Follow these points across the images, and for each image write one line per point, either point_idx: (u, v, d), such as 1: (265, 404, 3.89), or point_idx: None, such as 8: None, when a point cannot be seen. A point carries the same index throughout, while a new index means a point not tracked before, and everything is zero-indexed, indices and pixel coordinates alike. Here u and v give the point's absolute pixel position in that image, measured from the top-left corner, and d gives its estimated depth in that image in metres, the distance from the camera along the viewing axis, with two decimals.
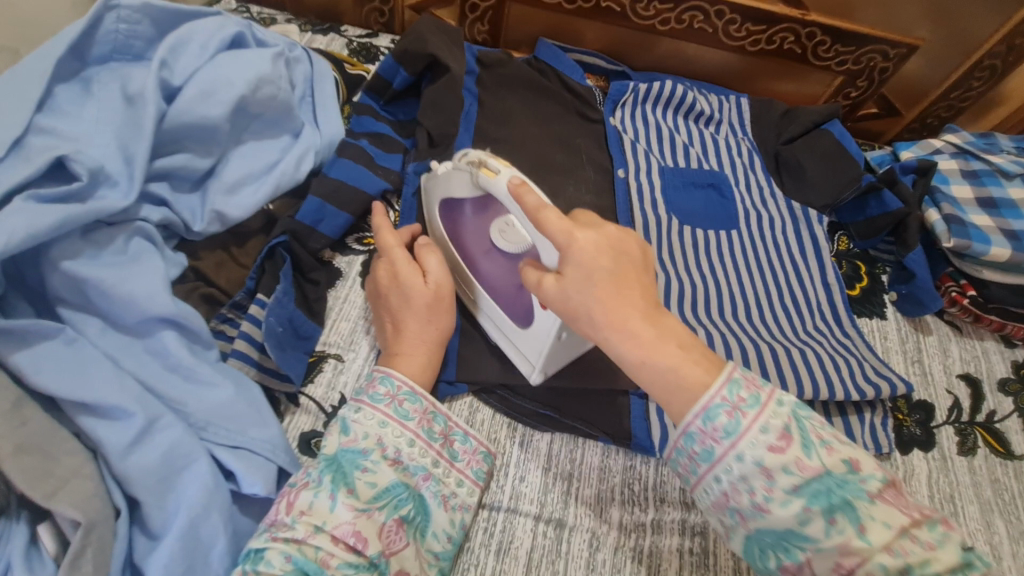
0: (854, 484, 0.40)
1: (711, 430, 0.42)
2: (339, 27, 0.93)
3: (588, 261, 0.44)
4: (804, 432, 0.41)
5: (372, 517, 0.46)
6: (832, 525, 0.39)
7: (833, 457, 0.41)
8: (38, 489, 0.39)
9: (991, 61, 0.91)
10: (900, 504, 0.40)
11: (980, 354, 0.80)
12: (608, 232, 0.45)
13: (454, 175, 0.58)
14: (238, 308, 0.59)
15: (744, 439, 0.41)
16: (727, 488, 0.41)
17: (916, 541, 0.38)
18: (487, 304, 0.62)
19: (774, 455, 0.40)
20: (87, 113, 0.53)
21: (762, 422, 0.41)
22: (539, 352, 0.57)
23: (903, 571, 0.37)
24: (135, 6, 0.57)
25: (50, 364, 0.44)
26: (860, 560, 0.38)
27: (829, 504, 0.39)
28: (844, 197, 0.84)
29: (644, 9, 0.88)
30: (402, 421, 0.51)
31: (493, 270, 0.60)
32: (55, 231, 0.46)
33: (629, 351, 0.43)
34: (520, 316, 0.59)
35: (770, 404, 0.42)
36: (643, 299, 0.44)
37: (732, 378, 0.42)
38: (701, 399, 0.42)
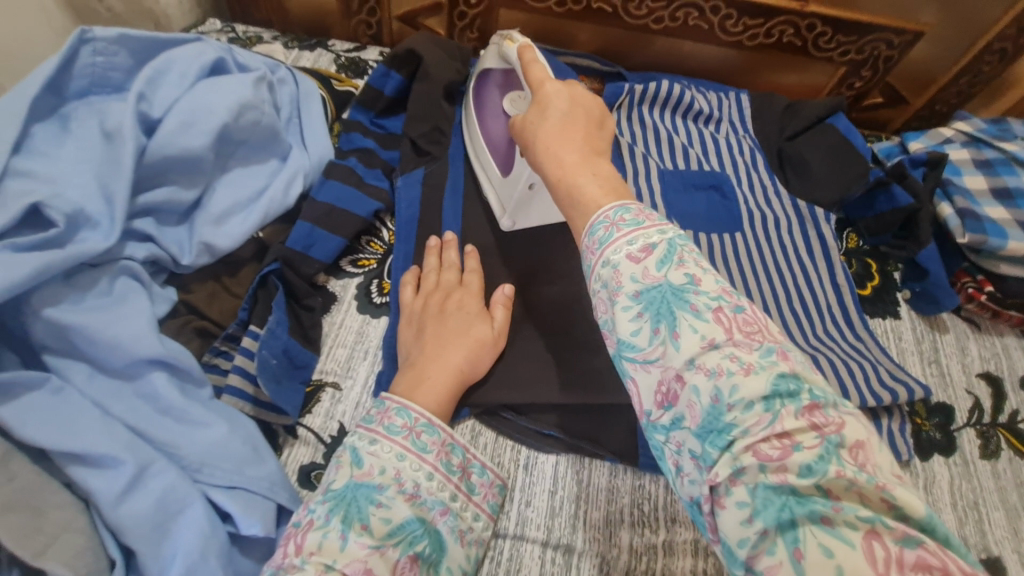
0: (690, 298, 0.37)
1: (590, 243, 0.41)
2: (327, 41, 0.92)
3: (546, 101, 0.52)
4: (669, 251, 0.39)
5: (385, 554, 0.44)
6: (654, 334, 0.37)
7: (680, 273, 0.38)
8: (27, 548, 0.39)
9: (1001, 45, 0.87)
10: (737, 327, 0.36)
11: (1000, 352, 0.77)
12: (575, 90, 0.52)
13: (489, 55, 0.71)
14: (231, 340, 0.58)
15: (611, 247, 0.40)
16: (595, 298, 0.41)
17: (732, 360, 0.34)
18: (482, 158, 0.71)
19: (629, 264, 0.39)
20: (66, 152, 0.52)
21: (632, 236, 0.40)
22: (511, 197, 0.67)
23: (710, 390, 0.34)
24: (110, 38, 0.55)
25: (37, 416, 0.43)
26: (675, 374, 0.35)
27: (658, 313, 0.37)
28: (852, 193, 0.81)
29: (636, 9, 0.85)
30: (420, 453, 0.50)
31: (495, 130, 0.70)
32: (33, 279, 0.45)
33: (551, 172, 0.47)
34: (505, 167, 0.68)
35: (649, 227, 0.40)
36: (582, 139, 0.48)
37: (624, 205, 0.42)
38: (590, 218, 0.42)
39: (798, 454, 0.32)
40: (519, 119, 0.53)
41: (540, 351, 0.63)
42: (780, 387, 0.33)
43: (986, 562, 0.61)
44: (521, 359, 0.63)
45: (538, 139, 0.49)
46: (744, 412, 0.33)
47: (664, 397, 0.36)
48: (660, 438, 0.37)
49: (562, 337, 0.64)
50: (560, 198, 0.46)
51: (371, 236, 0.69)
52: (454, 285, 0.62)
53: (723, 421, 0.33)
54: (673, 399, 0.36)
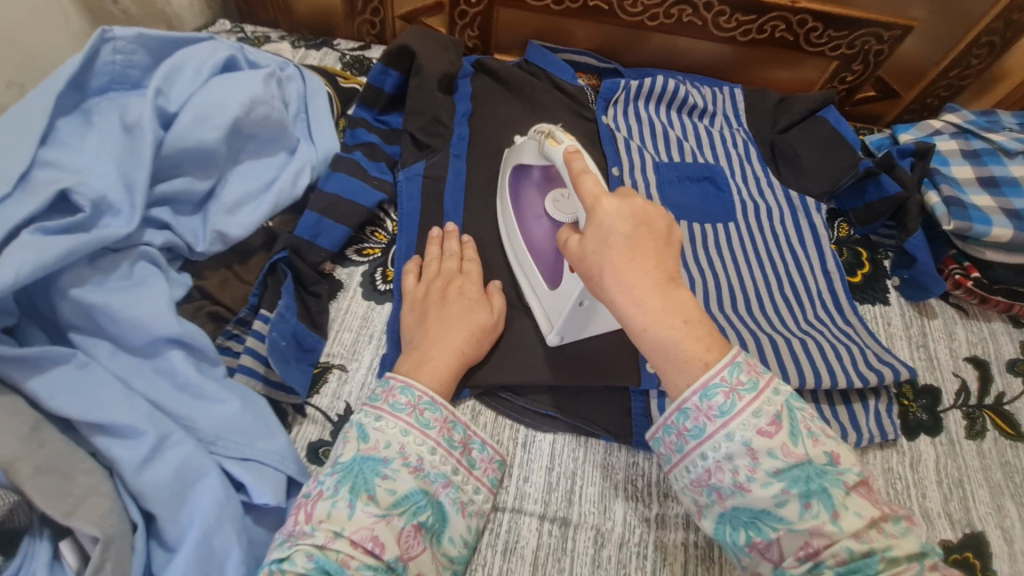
0: (832, 474, 0.41)
1: (706, 407, 0.43)
2: (332, 41, 0.95)
3: (606, 224, 0.46)
4: (794, 421, 0.42)
5: (391, 522, 0.47)
6: (805, 509, 0.40)
7: (817, 448, 0.42)
8: (57, 508, 0.41)
9: (989, 38, 0.89)
10: (869, 495, 0.42)
11: (987, 336, 0.79)
12: (634, 202, 0.47)
13: (527, 145, 0.67)
14: (243, 324, 0.61)
15: (738, 420, 0.42)
16: (712, 464, 0.43)
17: (881, 531, 0.40)
18: (526, 263, 0.66)
19: (762, 438, 0.42)
20: (89, 144, 0.55)
21: (756, 407, 0.42)
22: (560, 314, 0.60)
23: (866, 554, 0.39)
24: (129, 37, 0.59)
25: (65, 388, 0.46)
26: (827, 541, 0.39)
27: (806, 489, 0.40)
28: (842, 183, 0.83)
29: (632, 6, 0.88)
30: (423, 429, 0.52)
31: (541, 235, 0.66)
32: (61, 259, 0.48)
33: (632, 317, 0.44)
34: (554, 280, 0.63)
35: (766, 391, 0.43)
36: (657, 269, 0.44)
37: (735, 360, 0.43)
38: (701, 377, 0.43)
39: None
40: (577, 242, 0.48)
41: (536, 336, 0.66)
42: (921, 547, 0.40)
43: (970, 536, 0.63)
44: (519, 344, 0.65)
45: (608, 274, 0.45)
46: (893, 565, 0.39)
47: (807, 552, 0.40)
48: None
49: None
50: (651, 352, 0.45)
51: (375, 227, 0.72)
52: (455, 272, 0.65)
53: (873, 570, 0.39)
54: (815, 554, 0.40)
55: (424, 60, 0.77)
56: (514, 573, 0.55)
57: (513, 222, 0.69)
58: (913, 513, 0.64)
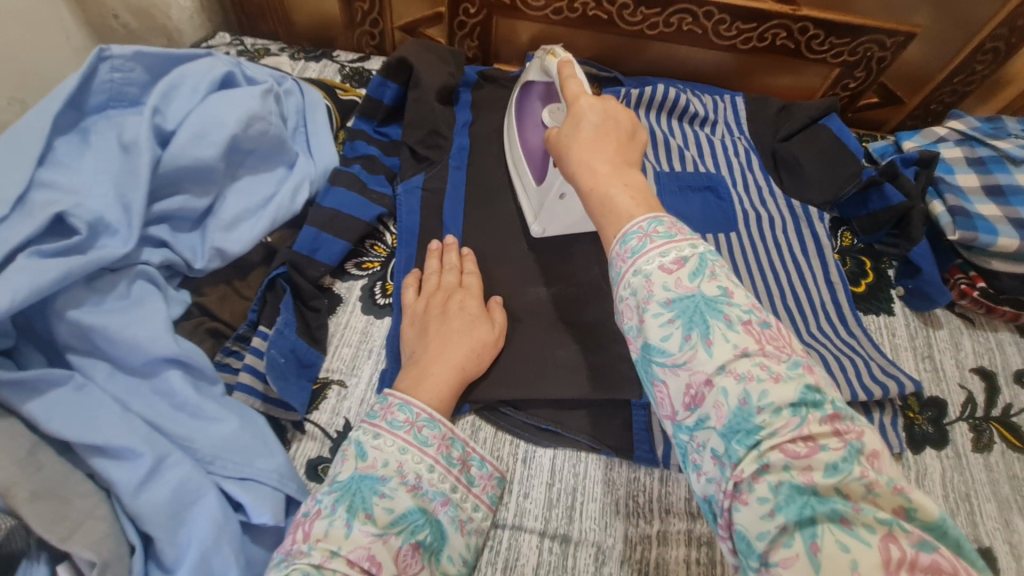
0: (721, 307, 0.39)
1: (623, 252, 0.43)
2: (332, 52, 0.95)
3: (581, 114, 0.53)
4: (701, 264, 0.41)
5: (388, 542, 0.46)
6: (686, 340, 0.39)
7: (713, 284, 0.40)
8: (54, 533, 0.41)
9: (993, 43, 0.88)
10: (767, 339, 0.38)
11: (994, 347, 0.78)
12: (610, 103, 0.53)
13: (533, 66, 0.71)
14: (242, 340, 0.60)
15: (645, 257, 0.42)
16: (623, 305, 0.43)
17: (763, 368, 0.37)
18: (519, 165, 0.74)
19: (661, 274, 0.41)
20: (86, 164, 0.55)
21: (665, 248, 0.42)
22: (542, 204, 0.69)
23: (741, 395, 0.36)
24: (127, 55, 0.59)
25: (62, 411, 0.46)
26: (704, 377, 0.38)
27: (692, 321, 0.39)
28: (844, 192, 0.82)
29: (631, 15, 0.88)
30: (421, 447, 0.52)
31: (534, 142, 0.71)
32: (57, 282, 0.48)
33: (582, 179, 0.49)
34: (537, 177, 0.70)
35: (681, 239, 0.42)
36: (613, 150, 0.50)
37: (657, 217, 0.44)
38: (623, 227, 0.44)
39: (825, 453, 0.34)
40: (553, 133, 0.55)
41: (537, 349, 0.66)
42: (807, 396, 0.36)
43: (978, 552, 0.62)
44: (519, 358, 0.65)
45: (571, 149, 0.51)
46: (773, 416, 0.35)
47: (691, 400, 0.38)
48: (685, 437, 0.39)
49: (559, 334, 0.67)
50: (591, 206, 0.48)
51: (374, 240, 0.72)
52: (455, 286, 0.65)
53: (751, 422, 0.35)
54: (701, 403, 0.38)
55: (422, 71, 0.77)
56: None
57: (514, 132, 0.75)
58: None
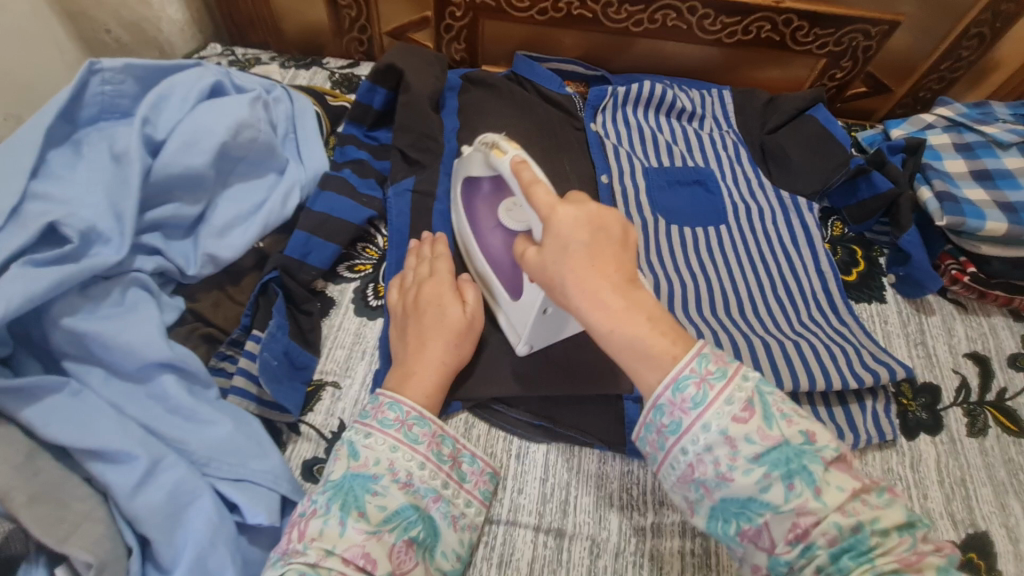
0: (812, 451, 0.40)
1: (679, 400, 0.42)
2: (321, 59, 0.96)
3: (562, 235, 0.46)
4: (766, 405, 0.41)
5: (382, 539, 0.47)
6: (789, 490, 0.39)
7: (792, 428, 0.41)
8: (51, 535, 0.42)
9: (978, 29, 0.89)
10: (850, 469, 0.41)
11: (987, 331, 0.78)
12: (589, 209, 0.46)
13: (473, 157, 0.66)
14: (236, 345, 0.61)
15: (712, 409, 0.41)
16: (692, 459, 0.41)
17: (865, 503, 0.39)
18: (486, 276, 0.67)
19: (737, 425, 0.41)
20: (79, 175, 0.56)
21: (728, 394, 0.41)
22: (525, 324, 0.60)
23: (854, 528, 0.38)
24: (117, 68, 0.60)
25: (58, 416, 0.47)
26: (813, 518, 0.39)
27: (787, 470, 0.39)
28: (833, 181, 0.83)
29: (615, 13, 0.88)
30: (412, 445, 0.52)
31: (498, 246, 0.66)
32: (50, 291, 0.49)
33: (597, 320, 0.44)
34: (515, 291, 0.63)
35: (736, 377, 0.42)
36: (616, 272, 0.45)
37: (701, 352, 0.43)
38: (672, 370, 0.42)
39: (931, 558, 0.39)
40: (537, 252, 0.48)
41: (527, 346, 0.66)
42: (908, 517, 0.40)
43: (974, 537, 0.62)
44: (511, 355, 0.66)
45: (569, 285, 0.45)
46: (883, 536, 0.39)
47: (796, 534, 0.39)
48: (783, 570, 0.40)
49: None
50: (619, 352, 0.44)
51: (365, 242, 0.73)
52: (428, 277, 0.64)
53: (865, 544, 0.38)
54: (805, 535, 0.39)
55: (412, 77, 0.77)
56: None
57: (467, 233, 0.69)
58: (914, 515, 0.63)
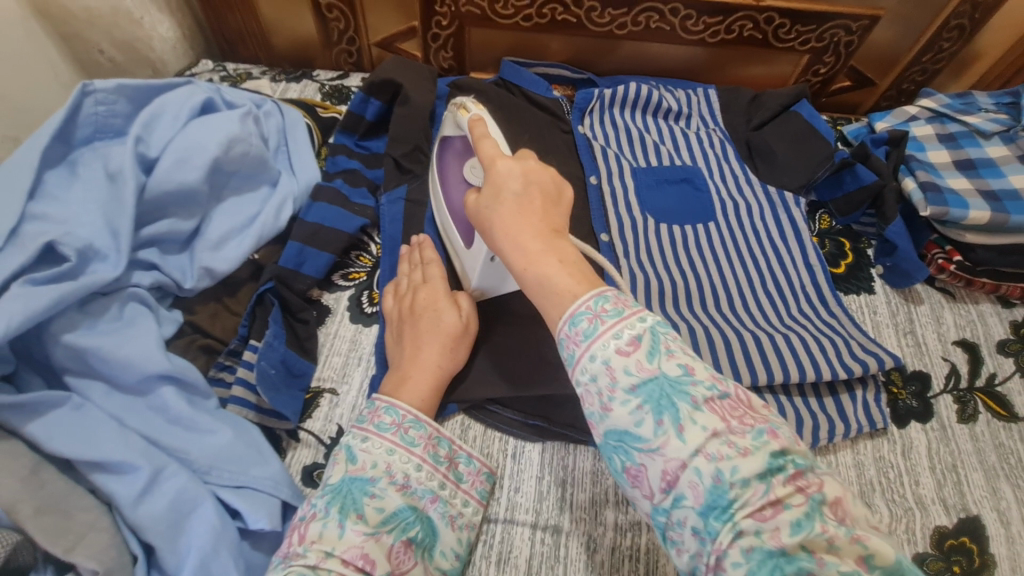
0: (685, 387, 0.40)
1: (574, 334, 0.43)
2: (312, 72, 0.98)
3: (500, 180, 0.51)
4: (655, 341, 0.41)
5: (380, 540, 0.48)
6: (658, 425, 0.39)
7: (672, 363, 0.41)
8: (58, 545, 0.44)
9: (958, 21, 0.90)
10: (727, 412, 0.39)
11: (976, 318, 0.79)
12: (528, 163, 0.52)
13: (447, 120, 0.71)
14: (234, 355, 0.63)
15: (599, 341, 0.42)
16: (583, 390, 0.42)
17: (731, 446, 0.38)
18: (447, 229, 0.70)
19: (620, 358, 0.41)
20: (75, 195, 0.57)
21: (618, 329, 0.42)
22: (473, 269, 0.65)
23: (714, 475, 0.37)
24: (109, 88, 0.62)
25: (62, 430, 0.48)
26: (679, 462, 0.38)
27: (658, 404, 0.39)
28: (818, 175, 0.84)
29: (599, 17, 0.90)
30: (408, 447, 0.54)
31: (457, 201, 0.69)
32: (50, 309, 0.50)
33: (513, 258, 0.48)
34: (468, 240, 0.67)
35: (630, 316, 0.42)
36: (540, 221, 0.48)
37: (601, 293, 0.43)
38: (570, 307, 0.43)
39: (788, 513, 0.36)
40: (473, 198, 0.53)
41: (520, 348, 0.67)
42: (774, 464, 0.37)
43: (966, 521, 0.63)
44: (505, 357, 0.67)
45: (495, 225, 0.49)
46: (743, 488, 0.36)
47: (667, 481, 0.38)
48: (661, 516, 0.40)
49: (543, 331, 0.69)
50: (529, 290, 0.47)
51: (359, 250, 0.74)
52: (422, 283, 0.65)
53: (725, 498, 0.36)
54: (676, 483, 0.38)
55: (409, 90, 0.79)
56: None
57: (436, 190, 0.72)
58: (906, 501, 0.64)
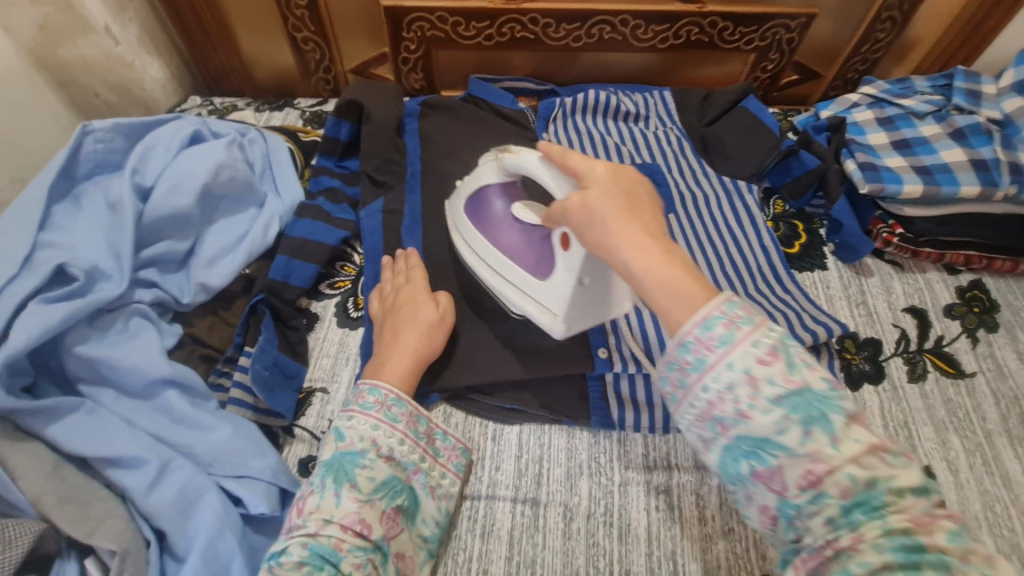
0: (834, 400, 0.41)
1: (706, 339, 0.44)
2: (293, 101, 1.05)
3: (603, 185, 0.52)
4: (790, 354, 0.43)
5: (374, 505, 0.54)
6: (805, 435, 0.40)
7: (814, 375, 0.42)
8: (80, 530, 0.49)
9: (889, 13, 0.96)
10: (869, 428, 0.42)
11: (923, 286, 0.84)
12: (622, 170, 0.53)
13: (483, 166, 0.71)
14: (231, 362, 0.68)
15: (737, 349, 0.43)
16: (713, 396, 0.43)
17: (884, 459, 0.40)
18: (511, 271, 0.68)
19: (761, 367, 0.42)
20: (80, 224, 0.64)
21: (755, 338, 0.43)
22: (564, 301, 0.62)
23: (868, 481, 0.39)
24: (107, 127, 0.68)
25: (78, 432, 0.54)
26: (827, 467, 0.39)
27: (807, 416, 0.41)
28: (767, 163, 0.90)
29: (554, 32, 0.96)
30: (392, 423, 0.58)
31: (514, 242, 0.68)
32: (63, 323, 0.56)
33: (642, 258, 0.48)
34: (544, 274, 0.65)
35: (762, 325, 0.44)
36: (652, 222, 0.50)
37: (730, 299, 0.45)
38: (702, 309, 0.44)
39: (946, 523, 0.38)
40: (582, 200, 0.52)
41: (494, 339, 0.72)
42: (922, 481, 0.40)
43: None
44: (482, 348, 0.72)
45: (611, 226, 0.49)
46: (898, 496, 0.39)
47: (809, 481, 0.40)
48: (789, 511, 0.41)
49: (516, 322, 0.74)
50: (653, 293, 0.47)
51: (343, 261, 0.80)
52: (404, 283, 0.71)
53: (878, 499, 0.39)
54: (817, 482, 0.40)
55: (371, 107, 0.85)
56: (493, 553, 0.61)
57: (481, 237, 0.71)
58: None
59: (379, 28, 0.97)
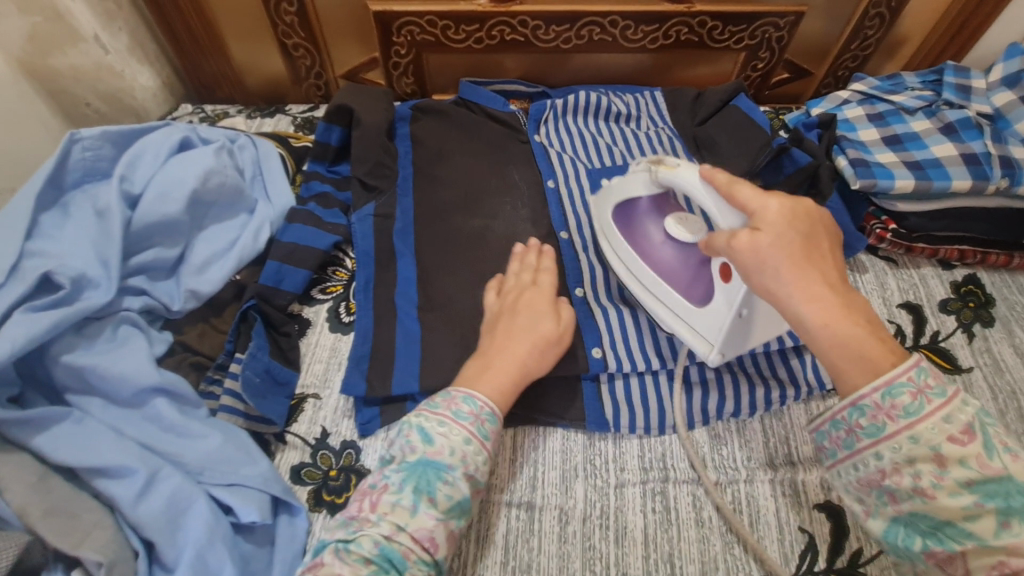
0: None
1: (889, 407, 0.45)
2: (284, 107, 1.05)
3: (776, 224, 0.51)
4: (987, 436, 0.44)
5: (447, 524, 0.52)
6: (1001, 526, 0.41)
7: (1014, 463, 0.43)
8: (66, 542, 0.49)
9: (877, 10, 0.96)
10: None
11: (918, 282, 0.84)
12: (803, 202, 0.53)
13: (632, 180, 0.72)
14: (222, 369, 0.68)
15: (925, 422, 0.44)
16: (888, 466, 0.45)
17: None
18: (661, 290, 0.69)
19: (953, 446, 0.43)
20: (68, 232, 0.63)
21: (946, 412, 0.44)
22: (720, 329, 0.62)
23: None
24: (95, 135, 0.68)
25: (64, 441, 0.53)
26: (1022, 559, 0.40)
27: (1004, 506, 0.41)
28: (761, 161, 0.88)
29: (544, 34, 0.96)
30: (482, 440, 0.56)
31: (670, 259, 0.69)
32: (49, 331, 0.56)
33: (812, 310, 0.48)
34: (701, 299, 0.65)
35: (954, 399, 0.44)
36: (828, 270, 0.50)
37: (918, 365, 0.45)
38: (890, 373, 0.45)
39: None
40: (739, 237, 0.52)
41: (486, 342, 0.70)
42: None
43: None
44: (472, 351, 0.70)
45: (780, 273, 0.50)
46: None
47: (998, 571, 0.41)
48: None
49: None
50: (827, 350, 0.48)
51: (335, 266, 0.80)
52: (529, 285, 0.69)
53: None
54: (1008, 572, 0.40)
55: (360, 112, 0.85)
56: (487, 558, 0.60)
57: (630, 251, 0.72)
58: None
59: (369, 32, 0.97)
